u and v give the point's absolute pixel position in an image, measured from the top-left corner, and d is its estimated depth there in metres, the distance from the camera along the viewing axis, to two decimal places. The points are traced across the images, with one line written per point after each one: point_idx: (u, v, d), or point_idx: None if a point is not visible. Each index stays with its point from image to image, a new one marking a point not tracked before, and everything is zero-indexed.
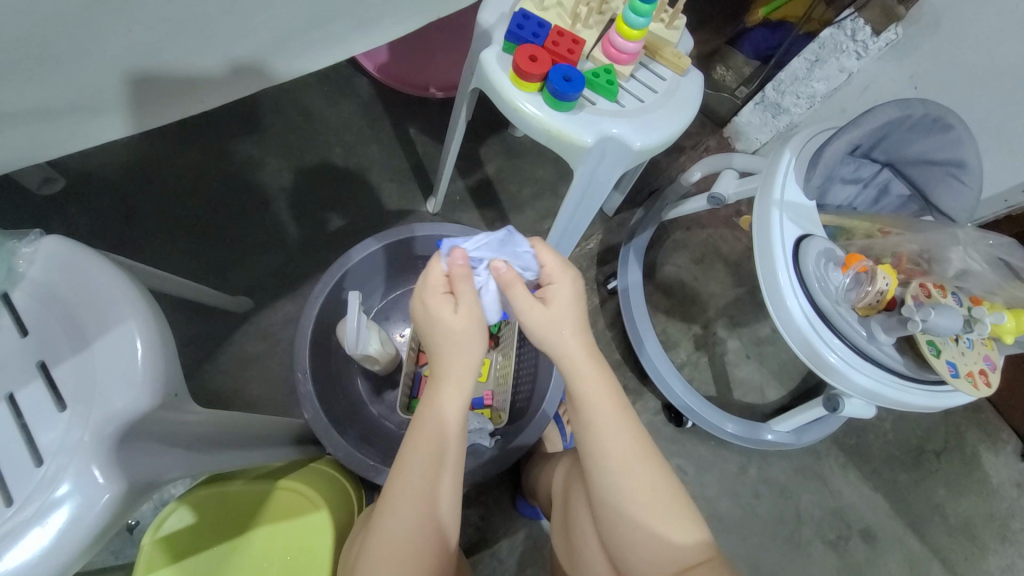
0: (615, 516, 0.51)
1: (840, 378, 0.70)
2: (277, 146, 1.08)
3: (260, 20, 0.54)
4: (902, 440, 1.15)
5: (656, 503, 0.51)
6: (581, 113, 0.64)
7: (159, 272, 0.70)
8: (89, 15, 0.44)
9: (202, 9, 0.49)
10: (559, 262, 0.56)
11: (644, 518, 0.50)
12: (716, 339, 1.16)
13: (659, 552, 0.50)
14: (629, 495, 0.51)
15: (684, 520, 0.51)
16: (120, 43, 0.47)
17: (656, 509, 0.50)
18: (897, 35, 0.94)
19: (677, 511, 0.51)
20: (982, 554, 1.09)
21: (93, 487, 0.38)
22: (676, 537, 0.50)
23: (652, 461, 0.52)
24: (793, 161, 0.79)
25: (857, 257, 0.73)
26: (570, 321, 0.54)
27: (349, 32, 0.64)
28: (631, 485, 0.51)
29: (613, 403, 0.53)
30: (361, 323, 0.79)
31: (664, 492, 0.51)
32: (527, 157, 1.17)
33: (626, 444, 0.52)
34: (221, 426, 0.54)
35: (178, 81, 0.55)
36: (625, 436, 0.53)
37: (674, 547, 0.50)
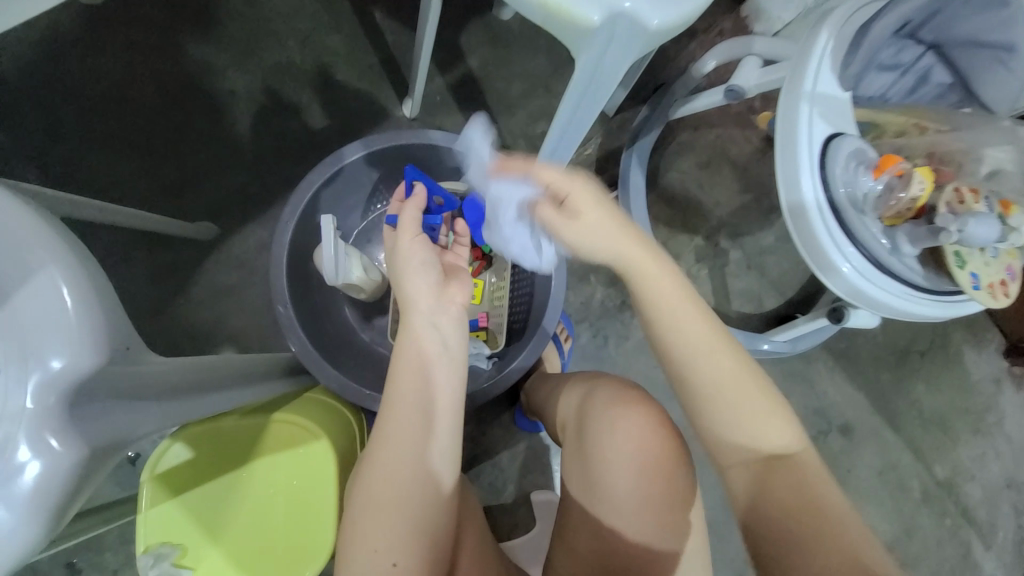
0: (706, 409, 0.53)
1: (859, 293, 0.65)
2: (217, 41, 0.91)
3: None
4: (890, 342, 1.18)
5: (747, 397, 0.52)
6: None
7: (88, 202, 0.62)
8: None
9: None
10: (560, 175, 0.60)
11: (737, 415, 0.52)
12: (718, 250, 1.11)
13: (746, 442, 0.52)
14: (713, 387, 0.53)
15: (774, 417, 0.52)
16: None
17: (751, 405, 0.52)
18: None
19: (768, 411, 0.52)
20: (949, 442, 1.18)
21: (50, 455, 0.34)
22: (772, 433, 0.52)
23: (735, 357, 0.54)
24: (832, 43, 0.67)
25: (894, 159, 0.65)
26: (595, 231, 0.58)
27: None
28: (715, 379, 0.53)
29: (688, 306, 0.55)
30: (340, 250, 0.71)
31: (752, 388, 0.53)
32: (516, 46, 1.01)
33: (706, 344, 0.54)
34: (192, 375, 0.50)
35: None
36: (708, 336, 0.54)
37: (761, 440, 0.52)
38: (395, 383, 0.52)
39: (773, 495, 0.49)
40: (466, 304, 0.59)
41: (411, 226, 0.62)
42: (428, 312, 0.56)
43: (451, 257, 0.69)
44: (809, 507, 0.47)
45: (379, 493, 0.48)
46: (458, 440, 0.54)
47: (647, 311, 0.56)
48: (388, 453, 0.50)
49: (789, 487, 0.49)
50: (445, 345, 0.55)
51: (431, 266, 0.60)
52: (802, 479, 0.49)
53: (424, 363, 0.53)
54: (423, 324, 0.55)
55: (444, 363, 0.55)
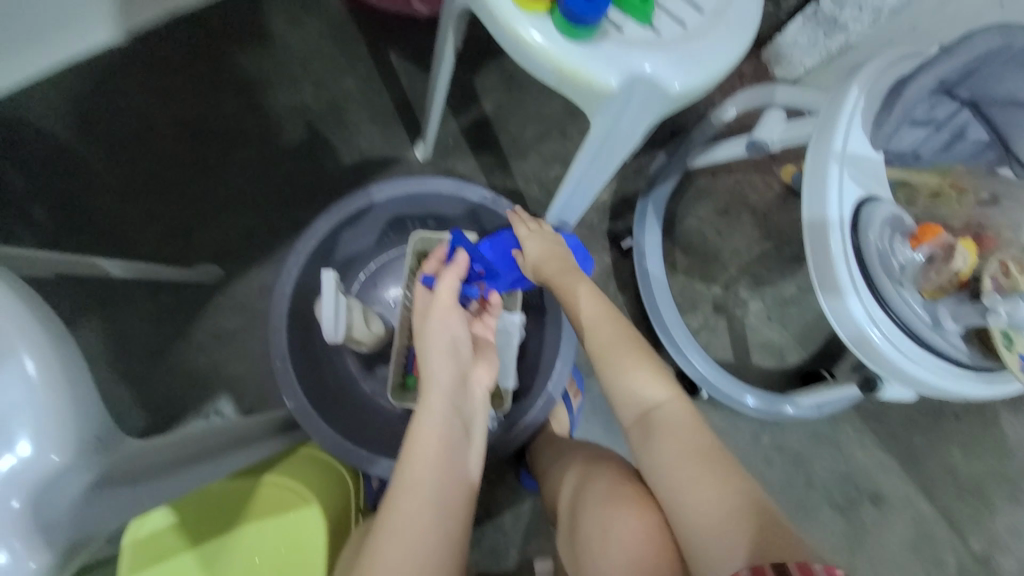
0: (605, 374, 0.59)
1: (898, 373, 0.59)
2: (235, 83, 0.92)
3: None
4: (923, 402, 1.10)
5: (621, 351, 0.59)
6: (603, 44, 0.48)
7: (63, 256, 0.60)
8: None
9: None
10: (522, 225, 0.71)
11: (625, 377, 0.57)
12: (736, 300, 1.06)
13: (637, 399, 0.56)
14: (599, 352, 0.60)
15: (650, 372, 0.57)
16: None
17: (626, 360, 0.58)
18: None
19: (643, 368, 0.57)
20: (991, 514, 1.08)
21: (10, 559, 0.31)
22: (651, 389, 0.56)
23: (616, 321, 0.61)
24: (862, 101, 0.64)
25: (935, 230, 0.60)
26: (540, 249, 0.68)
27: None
28: (598, 339, 0.60)
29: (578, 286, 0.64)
30: (340, 307, 0.67)
31: (630, 349, 0.59)
32: (531, 90, 0.99)
33: (597, 316, 0.62)
34: (167, 450, 0.46)
35: None
36: (600, 316, 0.62)
37: (644, 394, 0.56)
38: (419, 438, 0.53)
39: (659, 454, 0.51)
40: (490, 386, 0.63)
41: (448, 292, 0.66)
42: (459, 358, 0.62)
43: (480, 329, 0.70)
44: (686, 453, 0.50)
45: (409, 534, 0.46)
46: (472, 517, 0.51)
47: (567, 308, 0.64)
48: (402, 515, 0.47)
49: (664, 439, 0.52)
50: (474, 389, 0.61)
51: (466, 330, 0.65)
52: (683, 432, 0.52)
53: (449, 433, 0.55)
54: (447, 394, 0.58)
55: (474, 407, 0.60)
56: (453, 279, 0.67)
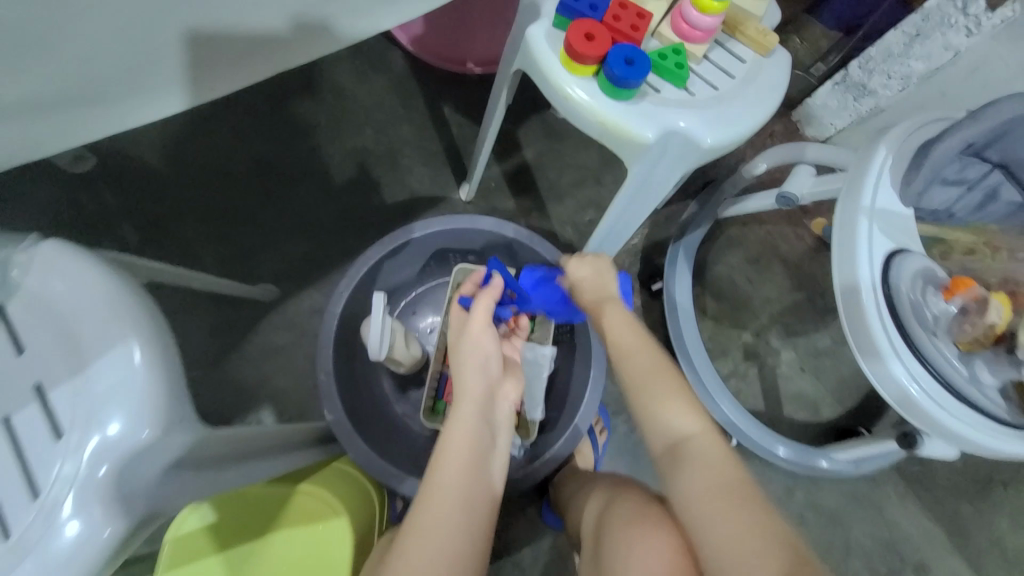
0: (639, 402, 0.59)
1: (936, 426, 0.58)
2: (308, 127, 1.03)
3: None
4: (972, 470, 1.04)
5: (656, 379, 0.60)
6: (642, 102, 0.54)
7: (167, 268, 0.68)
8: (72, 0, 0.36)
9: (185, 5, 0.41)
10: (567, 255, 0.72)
11: (661, 407, 0.57)
12: (768, 349, 1.05)
13: (671, 429, 0.56)
14: (634, 379, 0.61)
15: (685, 405, 0.57)
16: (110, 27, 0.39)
17: (660, 389, 0.59)
18: (1016, 11, 0.76)
19: (678, 398, 0.58)
20: None
21: (95, 523, 0.35)
22: (684, 420, 0.56)
23: (652, 352, 0.63)
24: (889, 160, 0.67)
25: (967, 283, 0.61)
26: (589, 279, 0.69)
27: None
28: (634, 367, 0.61)
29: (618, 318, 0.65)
30: (387, 325, 0.72)
31: (666, 382, 0.59)
32: (570, 141, 1.07)
33: (636, 347, 0.63)
34: (234, 444, 0.51)
35: (252, 39, 0.48)
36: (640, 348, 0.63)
37: (675, 423, 0.56)
38: (444, 462, 0.54)
39: (688, 482, 0.51)
40: (515, 402, 0.66)
41: (482, 317, 0.67)
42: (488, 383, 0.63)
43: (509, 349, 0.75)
44: (713, 483, 0.50)
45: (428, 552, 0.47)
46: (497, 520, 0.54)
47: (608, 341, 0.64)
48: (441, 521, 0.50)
49: (692, 469, 0.52)
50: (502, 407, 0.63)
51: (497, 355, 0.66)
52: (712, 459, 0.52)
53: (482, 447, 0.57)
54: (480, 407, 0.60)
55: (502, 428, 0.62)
56: (488, 304, 0.69)
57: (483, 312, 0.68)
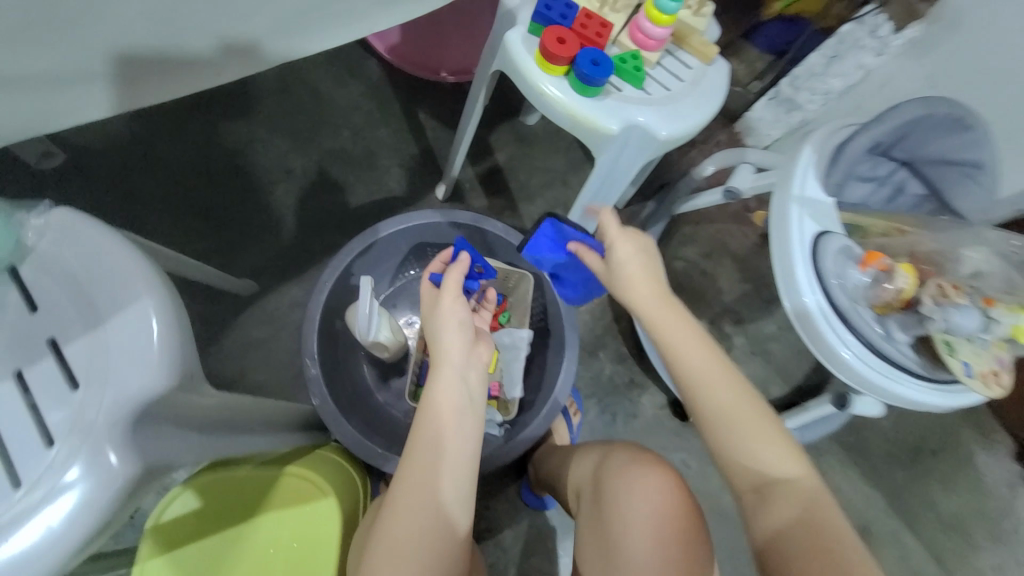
0: (719, 439, 0.55)
1: (864, 381, 0.70)
2: (284, 128, 1.05)
3: None
4: (900, 438, 1.17)
5: (744, 415, 0.55)
6: (607, 99, 0.62)
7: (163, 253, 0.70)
8: None
9: None
10: (616, 228, 0.63)
11: (754, 449, 0.54)
12: (722, 335, 1.16)
13: (762, 472, 0.53)
14: (715, 411, 0.55)
15: (780, 447, 0.54)
16: None
17: (754, 428, 0.54)
18: (915, 33, 0.94)
19: (771, 439, 0.54)
20: (974, 551, 1.12)
21: (107, 469, 0.36)
22: (781, 463, 0.53)
23: (728, 376, 0.57)
24: (814, 158, 0.78)
25: (878, 255, 0.72)
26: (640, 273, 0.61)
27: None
28: (715, 397, 0.56)
29: (682, 330, 0.58)
30: (373, 309, 0.76)
31: (759, 423, 0.55)
32: (538, 146, 1.15)
33: (716, 373, 0.57)
34: (232, 412, 0.53)
35: (179, 58, 0.53)
36: (718, 374, 0.57)
37: (767, 466, 0.53)
38: (400, 483, 0.53)
39: (779, 522, 0.51)
40: (484, 371, 0.61)
41: (450, 296, 0.62)
42: (455, 366, 0.58)
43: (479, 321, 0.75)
44: (807, 533, 0.49)
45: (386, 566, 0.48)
46: (474, 496, 0.55)
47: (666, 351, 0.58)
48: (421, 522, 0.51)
49: (787, 518, 0.50)
50: (465, 391, 0.57)
51: (467, 325, 0.62)
52: (815, 511, 0.50)
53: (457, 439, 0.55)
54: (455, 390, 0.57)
55: (462, 419, 0.56)
56: (456, 277, 0.64)
57: (451, 289, 0.63)
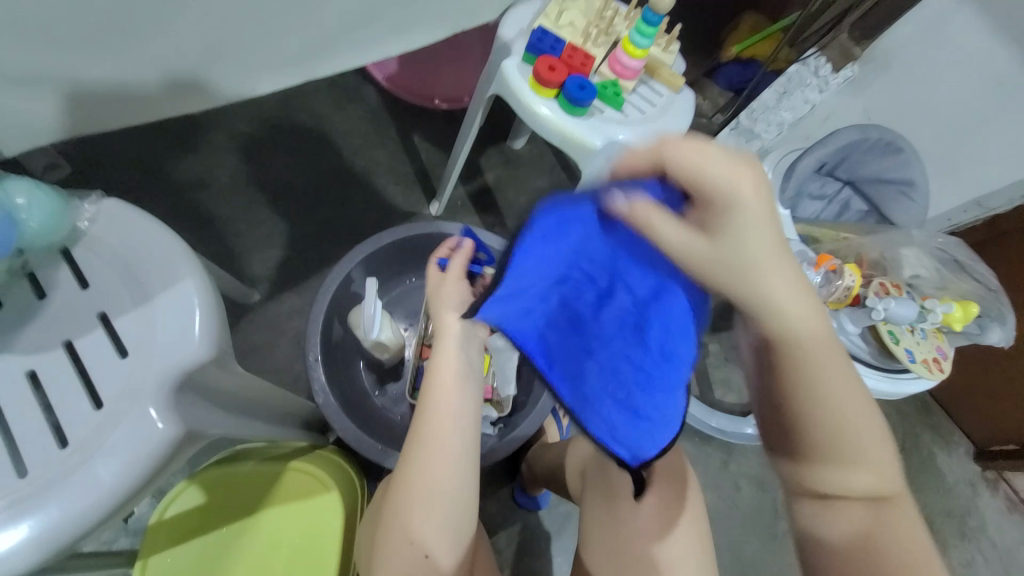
0: (821, 457, 0.44)
1: None
2: (284, 147, 1.11)
3: None
4: None
5: (862, 437, 0.44)
6: (592, 120, 0.71)
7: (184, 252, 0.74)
8: None
9: None
10: (709, 159, 0.40)
11: (857, 474, 0.44)
12: (698, 342, 1.24)
13: (861, 502, 0.44)
14: (829, 423, 0.44)
15: (889, 481, 0.45)
16: None
17: (870, 455, 0.44)
18: (853, 72, 1.09)
19: (881, 472, 0.45)
20: (939, 545, 1.19)
21: (153, 429, 0.40)
22: (885, 497, 0.45)
23: (853, 386, 0.45)
24: (770, 174, 0.89)
25: (826, 257, 0.81)
26: (759, 220, 0.41)
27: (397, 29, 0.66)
28: (836, 408, 0.44)
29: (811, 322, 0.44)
30: (376, 311, 0.81)
31: (876, 451, 0.45)
32: (525, 168, 1.24)
33: (844, 381, 0.44)
34: (251, 397, 0.56)
35: None
36: (846, 385, 0.44)
37: (868, 499, 0.44)
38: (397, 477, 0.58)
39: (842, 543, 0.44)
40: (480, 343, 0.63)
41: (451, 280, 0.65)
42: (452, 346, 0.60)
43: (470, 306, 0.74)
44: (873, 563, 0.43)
45: (387, 548, 0.55)
46: (467, 483, 0.57)
47: (781, 333, 0.44)
48: (423, 487, 0.56)
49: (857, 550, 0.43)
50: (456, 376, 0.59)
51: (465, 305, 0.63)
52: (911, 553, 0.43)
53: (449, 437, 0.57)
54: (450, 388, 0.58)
55: (449, 402, 0.58)
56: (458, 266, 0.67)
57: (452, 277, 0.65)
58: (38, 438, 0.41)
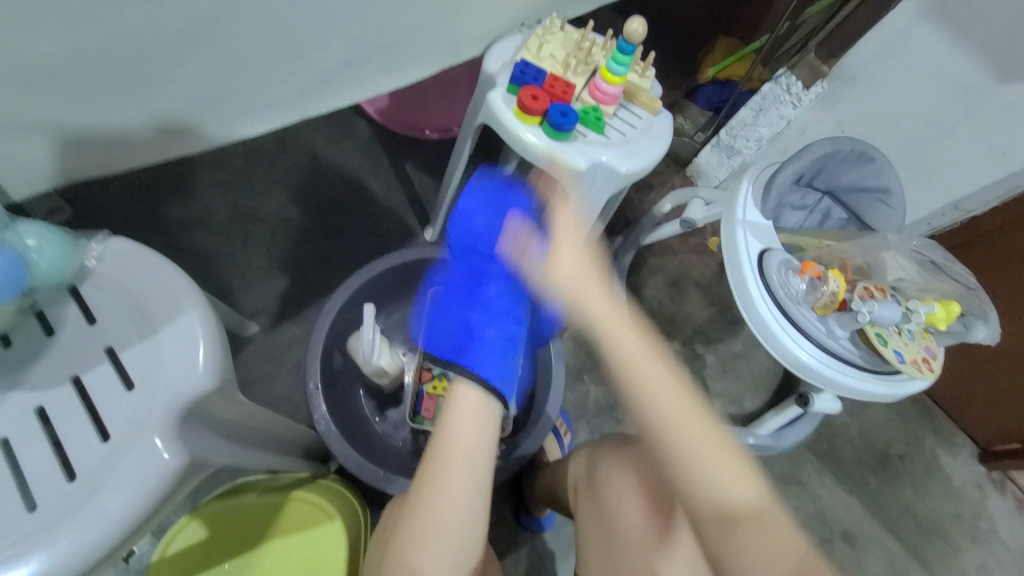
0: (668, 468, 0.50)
1: (821, 377, 0.79)
2: (280, 181, 1.14)
3: (296, 66, 0.59)
4: (869, 444, 1.24)
5: (704, 447, 0.48)
6: (575, 143, 0.74)
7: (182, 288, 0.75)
8: (157, 63, 0.48)
9: (234, 71, 0.54)
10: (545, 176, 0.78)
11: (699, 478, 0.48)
12: (694, 354, 1.25)
13: (725, 502, 0.46)
14: (660, 437, 0.50)
15: (745, 483, 0.47)
16: (184, 84, 0.51)
17: (716, 458, 0.47)
18: (824, 88, 1.09)
19: (732, 474, 0.47)
20: (951, 550, 1.18)
21: (158, 460, 0.40)
22: (745, 493, 0.46)
23: (680, 402, 0.50)
24: (751, 187, 0.92)
25: (811, 264, 0.84)
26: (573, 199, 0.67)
27: (387, 67, 0.70)
28: (665, 423, 0.50)
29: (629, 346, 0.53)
30: (375, 336, 0.82)
31: (722, 454, 0.48)
32: None
33: (662, 392, 0.51)
34: (253, 426, 0.57)
35: (175, 133, 0.56)
36: (668, 399, 0.50)
37: (730, 498, 0.46)
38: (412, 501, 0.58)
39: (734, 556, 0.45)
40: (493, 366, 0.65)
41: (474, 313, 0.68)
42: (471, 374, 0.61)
43: None
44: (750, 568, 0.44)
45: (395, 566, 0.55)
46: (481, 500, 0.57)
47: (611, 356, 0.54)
48: (442, 506, 0.55)
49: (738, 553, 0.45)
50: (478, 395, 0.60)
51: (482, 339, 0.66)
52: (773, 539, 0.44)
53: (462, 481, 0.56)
54: (470, 430, 0.58)
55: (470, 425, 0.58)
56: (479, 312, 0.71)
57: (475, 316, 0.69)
58: (46, 474, 0.42)
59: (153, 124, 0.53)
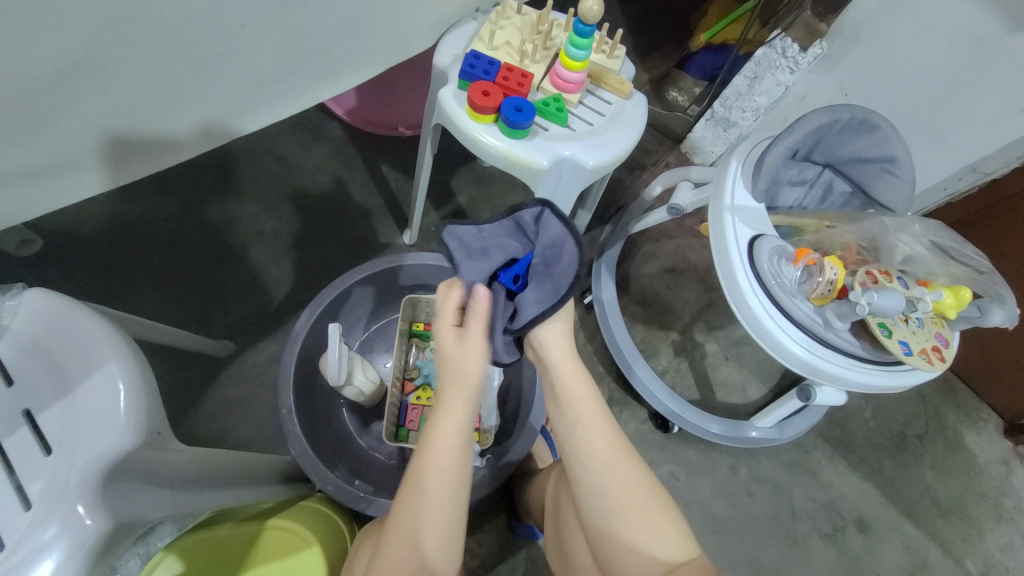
0: (605, 524, 0.55)
1: (820, 372, 0.74)
2: (251, 193, 1.11)
3: (213, 85, 0.55)
4: (884, 427, 1.18)
5: (640, 507, 0.55)
6: (535, 139, 0.68)
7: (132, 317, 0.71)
8: (43, 102, 0.44)
9: (137, 99, 0.50)
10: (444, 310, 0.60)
11: (635, 532, 0.54)
12: (694, 343, 1.19)
13: (653, 557, 0.54)
14: (601, 492, 0.56)
15: (673, 536, 0.54)
16: (83, 120, 0.48)
17: (650, 515, 0.55)
18: (823, 50, 0.99)
19: (662, 528, 0.55)
20: (975, 532, 1.12)
21: (80, 527, 0.38)
22: (671, 548, 0.54)
23: (621, 457, 0.57)
24: (740, 168, 0.84)
25: (805, 251, 0.77)
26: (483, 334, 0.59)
27: (325, 73, 0.65)
28: (605, 480, 0.56)
29: (586, 406, 0.59)
30: (343, 354, 0.80)
31: (652, 505, 0.55)
32: (498, 185, 1.22)
33: (601, 445, 0.57)
34: (208, 466, 0.55)
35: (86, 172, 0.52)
36: (608, 455, 0.57)
37: (659, 554, 0.54)
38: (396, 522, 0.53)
39: None
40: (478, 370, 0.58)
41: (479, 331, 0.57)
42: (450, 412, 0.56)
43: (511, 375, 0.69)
44: None
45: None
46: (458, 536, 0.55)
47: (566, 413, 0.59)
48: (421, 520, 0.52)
49: None
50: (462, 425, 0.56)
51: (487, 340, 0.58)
52: None
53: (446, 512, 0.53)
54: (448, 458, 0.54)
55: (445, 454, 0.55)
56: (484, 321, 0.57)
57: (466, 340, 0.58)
58: None
59: (63, 165, 0.50)
